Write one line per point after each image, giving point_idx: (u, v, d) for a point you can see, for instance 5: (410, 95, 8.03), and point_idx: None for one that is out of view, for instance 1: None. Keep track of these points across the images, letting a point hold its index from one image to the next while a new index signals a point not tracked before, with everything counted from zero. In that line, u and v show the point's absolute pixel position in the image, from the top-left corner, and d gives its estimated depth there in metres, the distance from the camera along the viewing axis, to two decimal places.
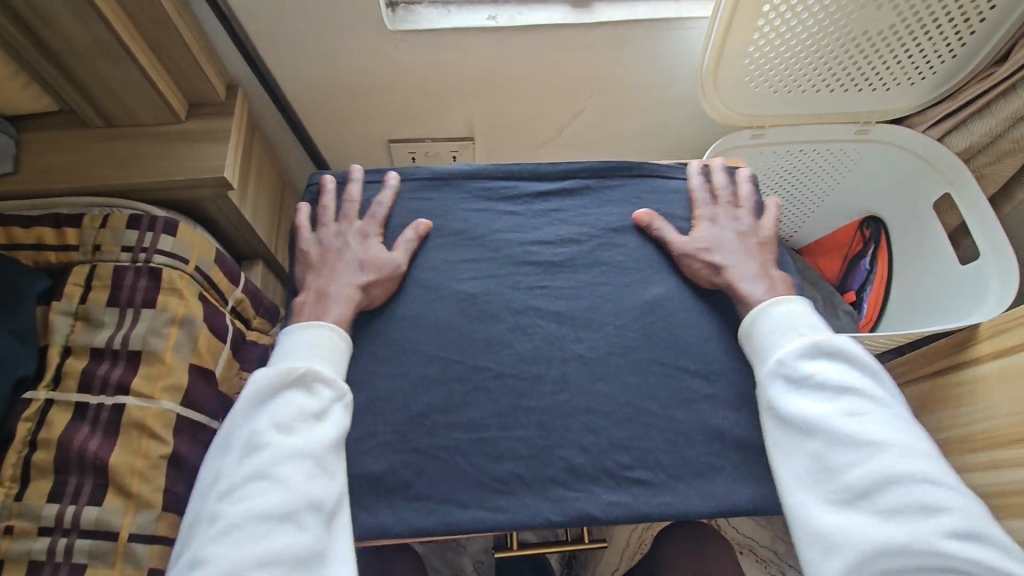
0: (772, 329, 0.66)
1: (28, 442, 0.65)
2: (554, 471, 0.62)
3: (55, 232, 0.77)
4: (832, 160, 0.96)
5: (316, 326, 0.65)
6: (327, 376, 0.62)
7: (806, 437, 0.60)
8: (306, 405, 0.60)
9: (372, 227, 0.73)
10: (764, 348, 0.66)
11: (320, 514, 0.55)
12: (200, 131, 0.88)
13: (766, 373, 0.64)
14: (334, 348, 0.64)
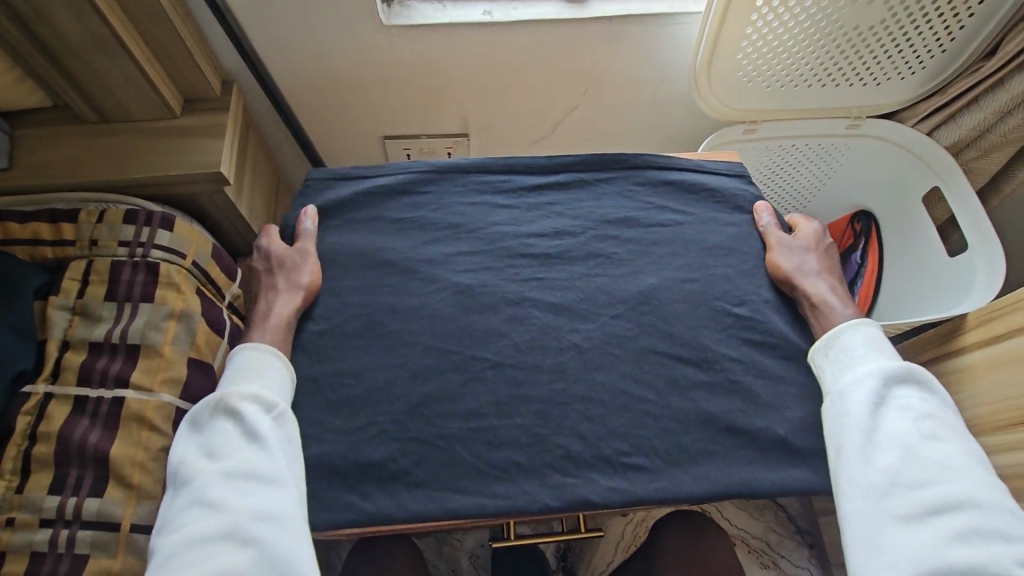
0: (848, 343, 0.64)
1: (28, 435, 0.66)
2: (551, 457, 0.60)
3: (52, 227, 0.78)
4: (822, 155, 1.13)
5: (241, 348, 0.62)
6: (255, 392, 0.59)
7: (880, 452, 0.57)
8: (235, 428, 0.57)
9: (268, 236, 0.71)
10: (846, 358, 0.63)
11: (263, 527, 0.53)
12: (197, 127, 0.87)
13: (840, 386, 0.62)
14: (260, 364, 0.61)
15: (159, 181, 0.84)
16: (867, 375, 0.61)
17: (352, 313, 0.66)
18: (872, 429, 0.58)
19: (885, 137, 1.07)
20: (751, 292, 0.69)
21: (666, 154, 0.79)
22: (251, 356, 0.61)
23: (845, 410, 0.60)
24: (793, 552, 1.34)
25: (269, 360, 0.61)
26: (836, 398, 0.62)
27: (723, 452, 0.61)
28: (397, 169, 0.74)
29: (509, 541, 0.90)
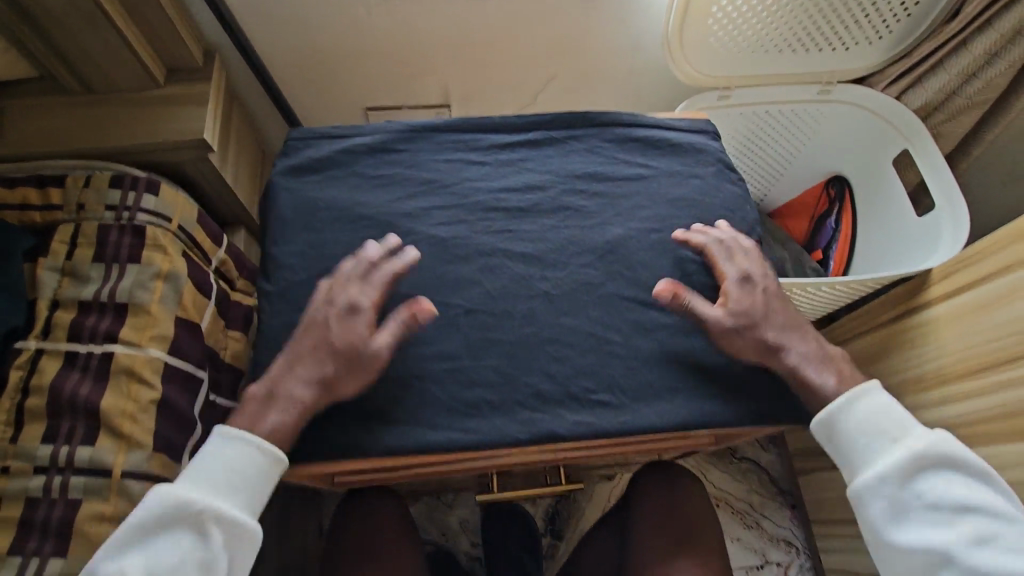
0: (859, 440, 0.61)
1: (21, 388, 0.69)
2: (522, 396, 0.63)
3: (40, 193, 0.80)
4: (796, 122, 1.15)
5: (243, 449, 0.56)
6: (230, 516, 0.55)
7: (932, 565, 0.58)
8: (194, 553, 0.54)
9: (360, 299, 0.61)
10: (855, 458, 0.62)
11: None
12: (179, 96, 0.88)
13: (865, 496, 0.61)
14: (252, 480, 0.56)
15: (145, 149, 0.86)
16: (889, 480, 0.60)
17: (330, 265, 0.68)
18: (913, 541, 0.58)
19: (855, 101, 1.10)
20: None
21: (631, 113, 0.82)
22: (245, 458, 0.56)
23: (882, 527, 0.59)
24: (775, 512, 1.39)
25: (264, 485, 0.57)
26: (859, 499, 0.61)
27: (685, 390, 0.65)
28: (375, 128, 0.77)
29: (495, 494, 0.96)
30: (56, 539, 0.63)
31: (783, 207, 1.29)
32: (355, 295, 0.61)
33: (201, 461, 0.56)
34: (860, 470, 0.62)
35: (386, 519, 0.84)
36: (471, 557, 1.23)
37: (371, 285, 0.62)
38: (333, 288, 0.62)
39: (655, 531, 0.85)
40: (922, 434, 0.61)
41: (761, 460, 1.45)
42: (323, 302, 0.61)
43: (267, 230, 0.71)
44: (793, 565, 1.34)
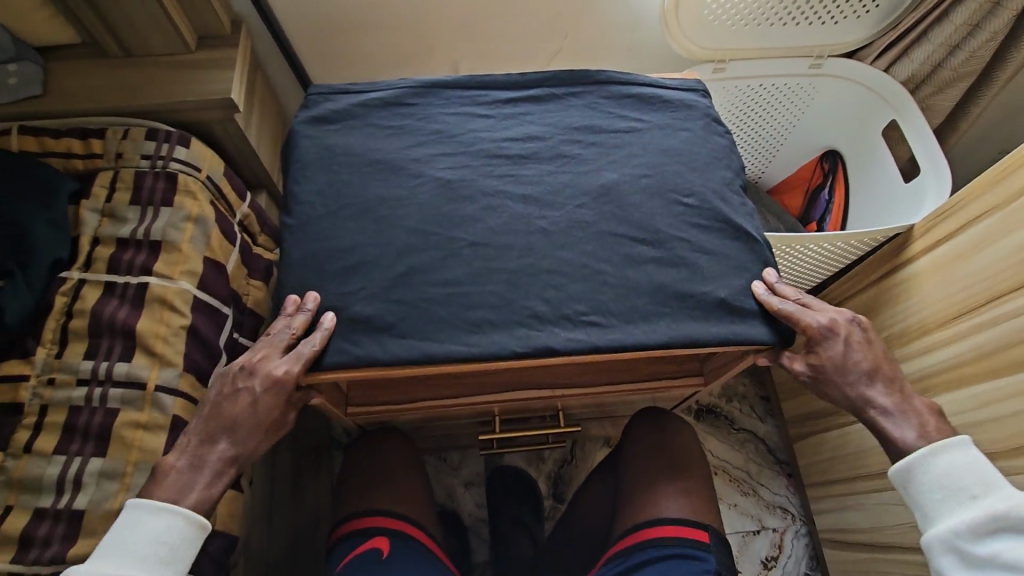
0: (935, 496, 0.64)
1: (65, 311, 0.76)
2: (519, 316, 0.69)
3: (81, 143, 0.87)
4: (790, 96, 1.20)
5: (169, 516, 0.60)
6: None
7: None
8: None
9: (276, 372, 0.65)
10: (931, 511, 0.64)
11: None
12: (209, 61, 0.95)
13: (937, 549, 0.64)
14: (182, 542, 0.61)
15: (176, 108, 0.92)
16: (960, 538, 0.62)
17: (346, 202, 0.74)
18: None
19: (846, 74, 1.15)
20: (700, 185, 0.78)
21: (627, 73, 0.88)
22: (175, 528, 0.60)
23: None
24: (772, 481, 1.38)
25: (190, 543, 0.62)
26: (929, 548, 0.64)
27: (669, 314, 0.70)
28: (389, 85, 0.83)
29: (498, 433, 1.06)
30: (97, 441, 0.71)
31: (779, 184, 1.34)
32: (273, 368, 0.65)
33: (128, 535, 0.59)
34: (933, 523, 0.64)
35: (395, 449, 0.89)
36: (475, 518, 1.24)
37: (287, 359, 0.66)
38: (253, 359, 0.67)
39: (646, 465, 0.91)
40: (1009, 499, 0.61)
41: (758, 430, 1.43)
42: (243, 373, 0.66)
43: (288, 172, 0.77)
44: (789, 532, 1.34)
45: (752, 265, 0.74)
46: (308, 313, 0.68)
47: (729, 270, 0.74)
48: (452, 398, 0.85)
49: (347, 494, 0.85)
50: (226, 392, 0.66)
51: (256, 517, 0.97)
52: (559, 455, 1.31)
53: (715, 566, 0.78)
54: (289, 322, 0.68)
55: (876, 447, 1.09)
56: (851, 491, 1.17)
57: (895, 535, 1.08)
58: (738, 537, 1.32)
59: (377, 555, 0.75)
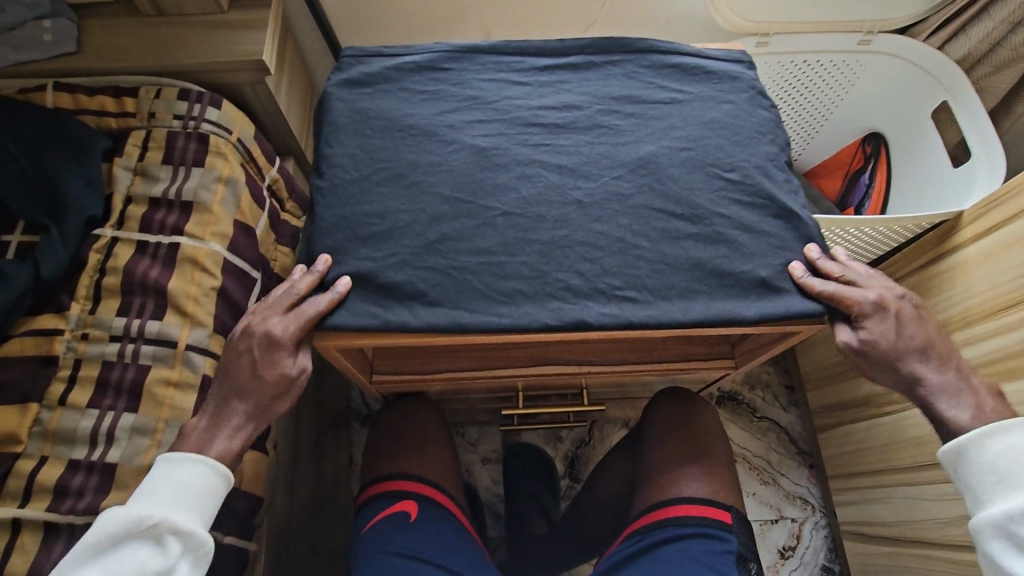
0: (986, 479, 0.59)
1: (98, 268, 0.77)
2: (552, 288, 0.67)
3: (115, 101, 0.87)
4: (836, 73, 1.15)
5: (194, 462, 0.59)
6: (185, 526, 0.56)
7: None
8: (151, 563, 0.55)
9: (278, 328, 0.64)
10: (979, 494, 0.59)
11: None
12: (240, 21, 0.93)
13: (984, 533, 0.58)
14: (204, 490, 0.58)
15: (208, 67, 0.91)
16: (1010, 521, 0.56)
17: (379, 167, 0.73)
18: None
19: (896, 52, 1.10)
20: (742, 159, 0.75)
21: (668, 43, 0.84)
22: (200, 475, 0.59)
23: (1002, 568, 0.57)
24: (793, 471, 1.36)
25: (215, 493, 0.59)
26: (977, 530, 0.59)
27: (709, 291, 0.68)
28: (423, 48, 0.81)
29: (520, 408, 1.05)
30: (129, 397, 0.72)
31: (816, 167, 1.29)
32: (273, 325, 0.64)
33: (157, 481, 0.58)
34: (983, 506, 0.59)
35: (417, 416, 0.89)
36: (491, 494, 1.24)
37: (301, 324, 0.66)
38: (254, 320, 0.65)
39: (668, 443, 0.89)
40: None
41: (781, 420, 1.41)
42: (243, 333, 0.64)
43: (321, 135, 0.76)
44: (808, 522, 1.32)
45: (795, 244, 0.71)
46: (315, 274, 0.68)
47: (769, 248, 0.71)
48: (477, 369, 0.84)
49: (370, 461, 0.85)
50: (228, 351, 0.64)
51: (280, 481, 0.98)
52: (577, 436, 1.30)
53: (737, 547, 0.77)
54: (296, 283, 0.67)
55: (906, 440, 1.06)
56: (877, 484, 1.15)
57: (920, 529, 1.06)
58: (757, 526, 1.31)
59: (406, 519, 0.76)
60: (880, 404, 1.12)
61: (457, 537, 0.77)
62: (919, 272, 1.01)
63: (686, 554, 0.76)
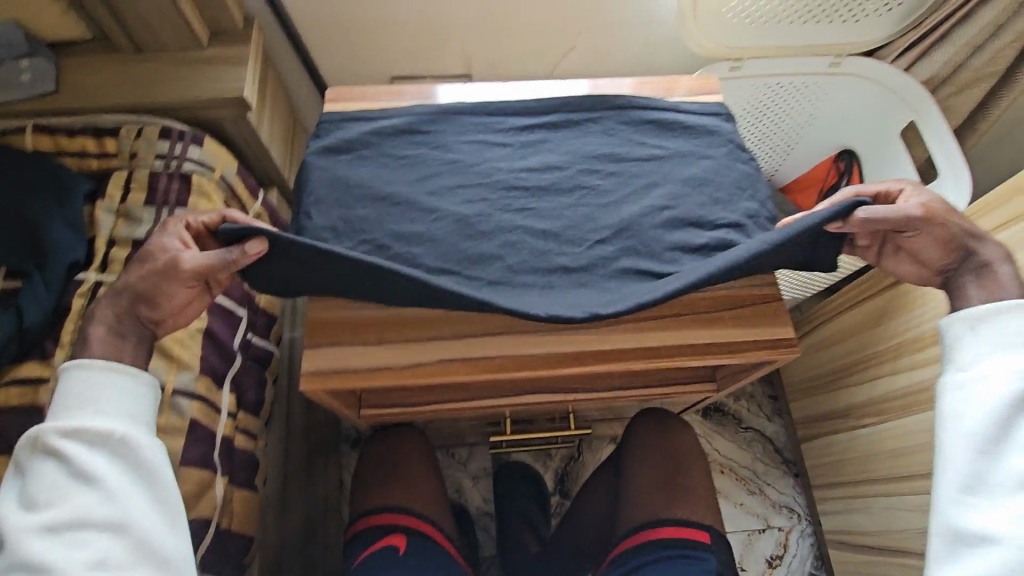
0: (979, 343, 0.64)
1: (82, 314, 0.77)
2: (535, 324, 0.69)
3: (95, 141, 0.87)
4: (807, 95, 1.18)
5: (77, 368, 0.61)
6: (82, 426, 0.59)
7: (994, 469, 0.61)
8: (63, 470, 0.58)
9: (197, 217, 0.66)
10: (965, 356, 0.65)
11: (96, 560, 0.55)
12: (221, 57, 0.93)
13: (959, 384, 0.64)
14: (90, 388, 0.60)
15: (188, 105, 0.91)
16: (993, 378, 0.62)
17: (362, 240, 0.73)
18: (987, 438, 0.61)
19: (865, 75, 1.13)
20: (725, 219, 0.76)
21: (644, 96, 0.86)
22: (85, 380, 0.61)
23: (964, 418, 0.63)
24: (778, 480, 1.39)
25: (101, 387, 0.61)
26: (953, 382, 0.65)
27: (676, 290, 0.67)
28: (401, 110, 0.82)
29: (509, 434, 1.07)
30: None
31: (791, 183, 1.33)
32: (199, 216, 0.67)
33: (51, 405, 0.61)
34: (965, 364, 0.65)
35: (409, 445, 0.90)
36: (482, 514, 1.25)
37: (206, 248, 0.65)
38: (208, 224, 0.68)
39: (654, 465, 0.91)
40: None
41: (766, 430, 1.43)
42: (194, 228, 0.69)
43: (306, 178, 0.77)
44: (794, 531, 1.35)
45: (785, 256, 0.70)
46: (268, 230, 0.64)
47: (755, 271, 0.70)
48: (465, 400, 0.85)
49: (361, 493, 0.86)
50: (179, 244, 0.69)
51: (268, 511, 0.98)
52: (566, 451, 1.31)
53: (715, 565, 0.78)
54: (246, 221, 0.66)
55: (886, 452, 1.09)
56: (858, 494, 1.18)
57: (900, 538, 1.08)
58: (744, 536, 1.34)
59: (395, 552, 0.77)
60: (859, 415, 1.15)
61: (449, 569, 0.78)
62: (892, 288, 1.04)
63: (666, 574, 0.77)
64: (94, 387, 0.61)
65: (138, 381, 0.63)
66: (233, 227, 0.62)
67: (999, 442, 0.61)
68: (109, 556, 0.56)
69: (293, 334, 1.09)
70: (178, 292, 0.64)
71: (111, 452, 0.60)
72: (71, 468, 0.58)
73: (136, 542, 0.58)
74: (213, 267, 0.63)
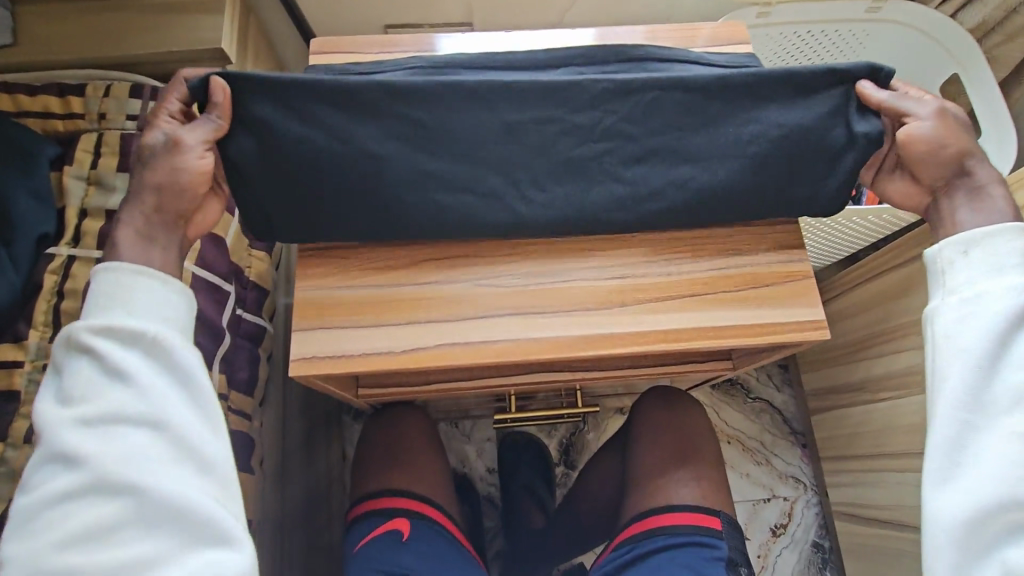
0: (970, 267, 0.59)
1: (56, 291, 0.71)
2: (543, 305, 0.64)
3: (60, 101, 0.79)
4: (841, 42, 1.07)
5: (109, 267, 0.56)
6: (112, 324, 0.53)
7: (989, 396, 0.56)
8: (93, 372, 0.53)
9: (168, 102, 0.60)
10: (954, 281, 0.60)
11: (139, 465, 0.51)
12: (195, 3, 0.84)
13: (950, 311, 0.59)
14: (121, 290, 0.55)
15: (164, 58, 0.83)
16: (987, 300, 0.57)
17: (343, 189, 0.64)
18: (981, 365, 0.56)
19: (906, 20, 1.02)
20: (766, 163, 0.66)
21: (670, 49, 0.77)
22: (117, 280, 0.55)
23: (957, 346, 0.58)
24: (785, 451, 1.37)
25: (132, 287, 0.55)
26: (941, 310, 0.60)
27: (706, 89, 0.62)
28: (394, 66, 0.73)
29: (512, 413, 1.03)
30: None
31: None
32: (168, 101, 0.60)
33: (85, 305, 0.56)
34: (955, 290, 0.60)
35: (409, 428, 0.86)
36: (485, 485, 1.24)
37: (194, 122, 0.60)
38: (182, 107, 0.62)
39: (661, 444, 0.85)
40: None
41: (775, 400, 1.40)
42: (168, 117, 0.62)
43: None
44: (799, 501, 1.34)
45: (813, 161, 0.64)
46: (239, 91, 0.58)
47: (776, 173, 0.64)
48: (466, 381, 0.81)
49: (360, 476, 0.83)
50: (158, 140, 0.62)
51: (268, 489, 0.95)
52: (571, 423, 1.28)
53: (726, 553, 0.74)
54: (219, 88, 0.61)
55: (902, 427, 1.05)
56: (871, 468, 1.15)
57: (913, 513, 1.06)
58: (749, 505, 1.32)
59: (398, 537, 0.74)
60: (877, 388, 1.11)
61: (455, 553, 0.75)
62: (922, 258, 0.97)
63: (677, 562, 0.72)
64: (123, 287, 0.55)
65: (168, 283, 0.57)
66: (206, 77, 0.59)
67: (994, 362, 0.56)
68: (153, 461, 0.52)
69: (287, 299, 1.07)
70: (189, 167, 0.58)
71: (143, 352, 0.54)
72: (105, 365, 0.53)
73: (179, 448, 0.53)
74: (210, 129, 0.59)
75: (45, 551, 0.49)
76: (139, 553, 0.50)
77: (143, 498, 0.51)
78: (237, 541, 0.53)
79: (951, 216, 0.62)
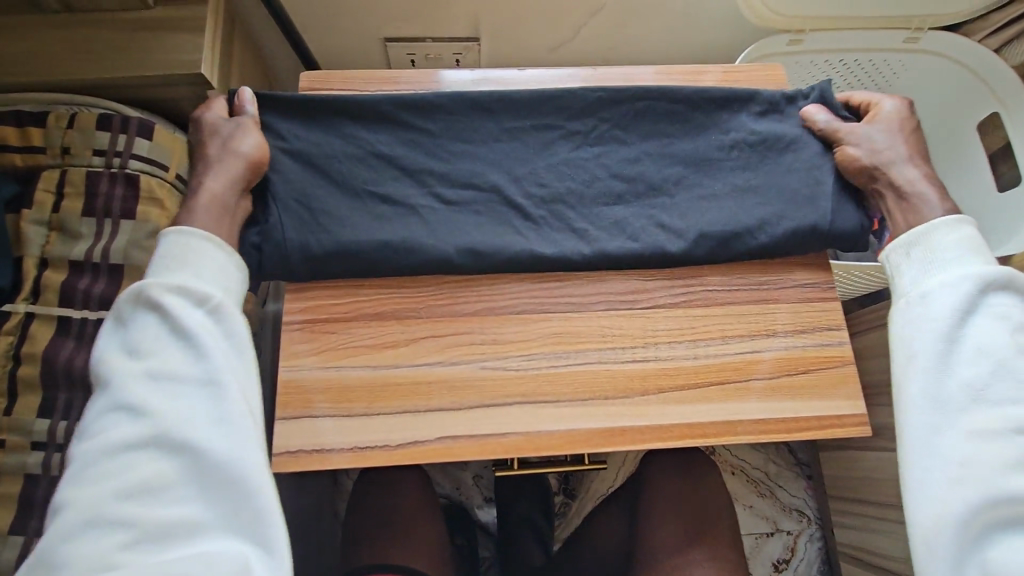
0: (919, 264, 0.57)
1: (11, 356, 0.65)
2: (553, 393, 0.58)
3: (17, 132, 0.70)
4: (875, 72, 0.98)
5: (180, 229, 0.53)
6: (180, 283, 0.51)
7: (950, 393, 0.52)
8: (156, 328, 0.50)
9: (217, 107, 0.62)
10: (906, 281, 0.58)
11: (200, 425, 0.48)
12: (170, 21, 0.74)
13: (904, 312, 0.56)
14: (188, 253, 0.52)
15: (134, 82, 0.74)
16: (936, 294, 0.55)
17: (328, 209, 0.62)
18: (939, 364, 0.53)
19: (944, 52, 0.95)
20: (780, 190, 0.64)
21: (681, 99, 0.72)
22: (186, 244, 0.53)
23: (914, 346, 0.55)
24: (791, 483, 1.30)
25: (197, 251, 0.53)
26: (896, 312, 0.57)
27: (688, 101, 0.66)
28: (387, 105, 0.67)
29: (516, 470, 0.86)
30: None
31: None
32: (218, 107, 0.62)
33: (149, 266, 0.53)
34: (909, 291, 0.57)
35: (400, 492, 0.79)
36: None
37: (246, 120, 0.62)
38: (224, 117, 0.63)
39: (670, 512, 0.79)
40: (989, 271, 0.55)
41: None
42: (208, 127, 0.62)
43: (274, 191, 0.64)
44: (803, 535, 1.27)
45: (798, 159, 0.65)
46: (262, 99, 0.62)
47: (770, 170, 0.64)
48: None
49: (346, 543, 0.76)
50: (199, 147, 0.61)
51: None
52: None
53: None
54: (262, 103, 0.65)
55: None
56: (882, 517, 1.10)
57: None
58: (753, 539, 1.26)
59: None
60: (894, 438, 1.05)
61: None
62: None
63: None
64: (188, 252, 0.52)
65: (230, 256, 0.55)
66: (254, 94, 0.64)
67: (951, 358, 0.53)
68: (215, 422, 0.48)
69: (280, 306, 0.97)
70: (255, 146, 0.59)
71: (209, 319, 0.51)
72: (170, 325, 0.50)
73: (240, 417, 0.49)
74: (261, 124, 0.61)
75: (92, 507, 0.44)
76: (185, 518, 0.46)
77: (201, 463, 0.47)
78: (278, 531, 0.48)
79: (899, 210, 0.61)
